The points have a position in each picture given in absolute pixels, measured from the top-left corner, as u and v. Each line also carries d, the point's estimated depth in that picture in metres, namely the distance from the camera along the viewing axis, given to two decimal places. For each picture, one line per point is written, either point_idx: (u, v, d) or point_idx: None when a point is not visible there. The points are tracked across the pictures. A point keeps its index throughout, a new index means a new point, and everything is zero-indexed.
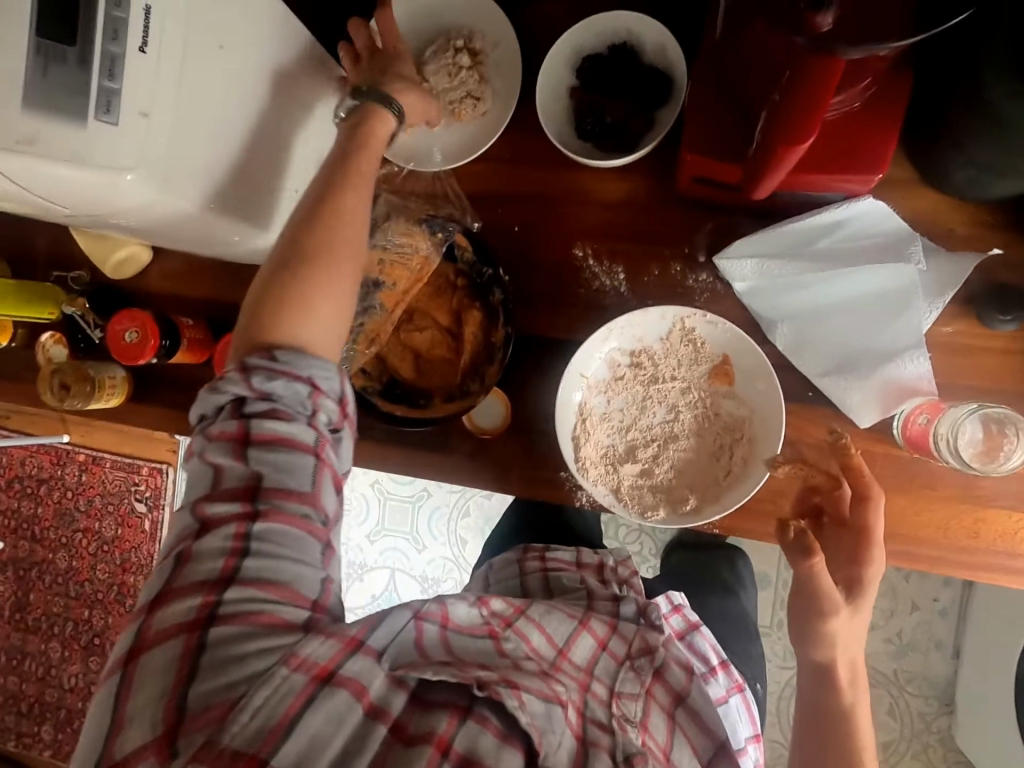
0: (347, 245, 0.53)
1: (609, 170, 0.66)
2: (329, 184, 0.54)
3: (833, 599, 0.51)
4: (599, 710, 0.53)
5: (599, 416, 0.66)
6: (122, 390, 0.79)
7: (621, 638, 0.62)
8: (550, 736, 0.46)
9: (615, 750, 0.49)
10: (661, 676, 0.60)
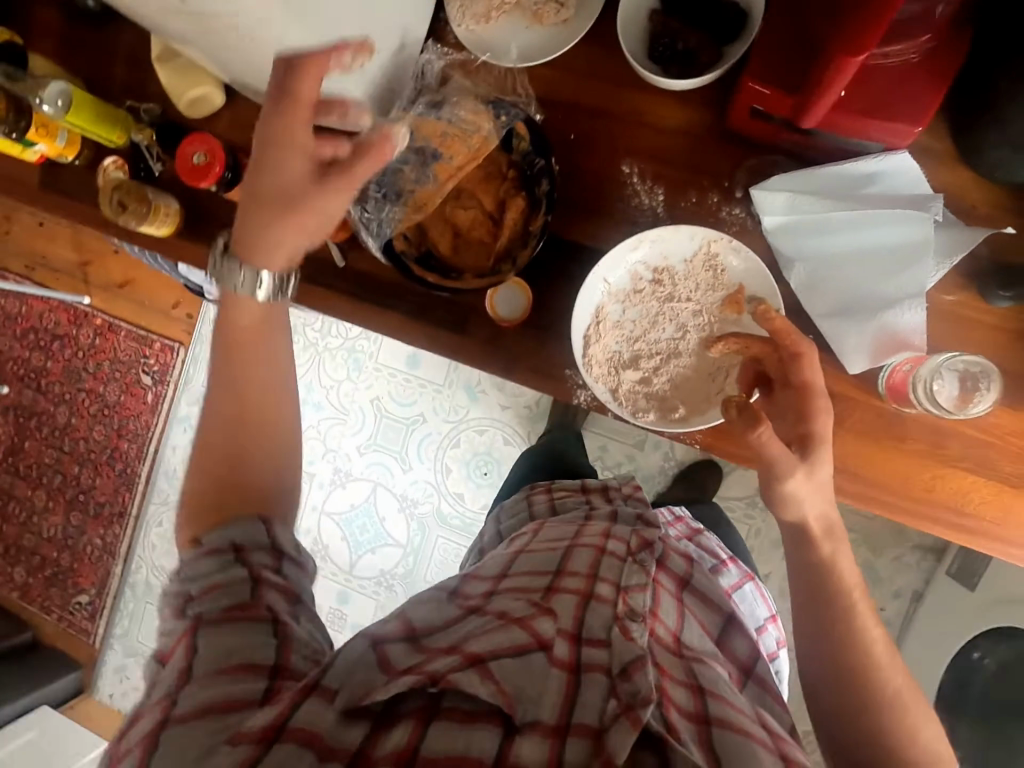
0: (258, 391, 0.62)
1: (670, 97, 0.69)
2: (228, 344, 0.62)
3: (782, 463, 0.58)
4: (598, 616, 0.52)
5: (613, 323, 0.71)
6: (173, 222, 0.84)
7: (619, 543, 0.62)
8: (526, 684, 0.46)
9: (610, 664, 0.47)
10: (663, 566, 0.68)
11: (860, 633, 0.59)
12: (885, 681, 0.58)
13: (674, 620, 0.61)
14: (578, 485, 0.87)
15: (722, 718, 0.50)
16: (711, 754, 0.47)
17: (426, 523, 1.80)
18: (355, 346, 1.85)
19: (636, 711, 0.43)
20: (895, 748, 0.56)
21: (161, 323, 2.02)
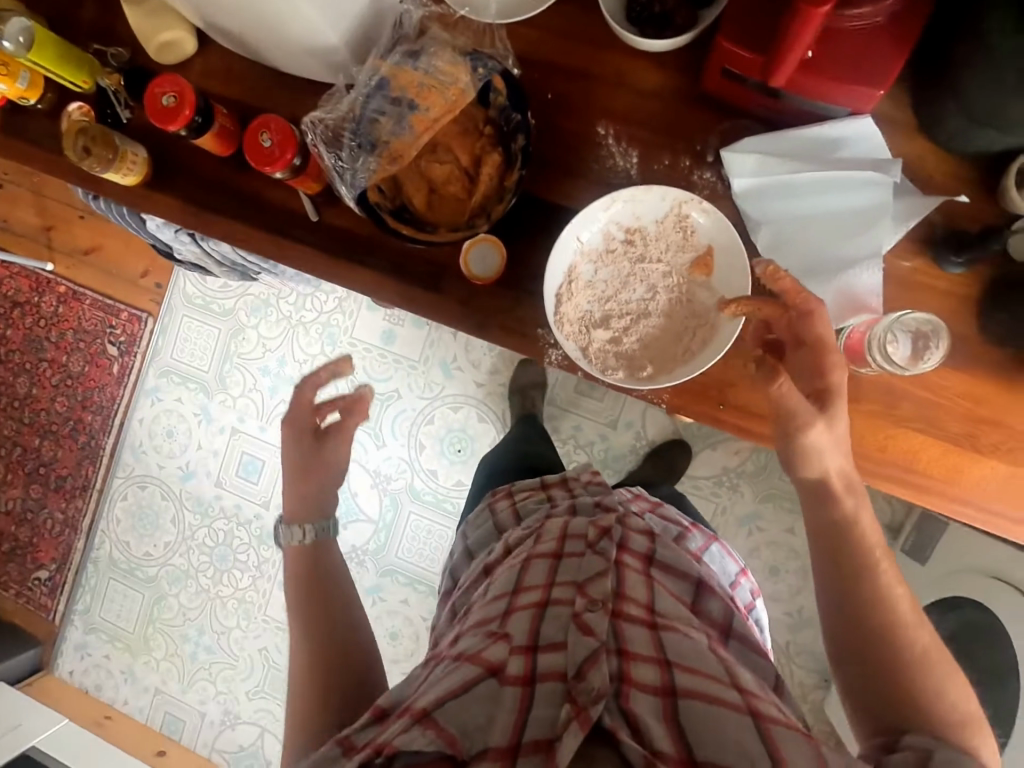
0: (320, 583, 0.82)
1: (647, 59, 0.70)
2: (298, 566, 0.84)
3: (801, 412, 0.60)
4: (550, 626, 0.58)
5: (584, 283, 0.71)
6: (141, 171, 0.81)
7: (571, 546, 0.68)
8: (483, 710, 0.52)
9: (564, 668, 0.54)
10: (626, 546, 0.68)
11: (882, 590, 0.63)
12: (904, 636, 0.61)
13: (645, 592, 0.63)
14: (537, 483, 0.98)
15: (686, 688, 0.54)
16: (676, 726, 0.52)
17: (398, 498, 1.80)
18: (330, 320, 1.84)
19: (585, 711, 0.50)
20: (915, 701, 0.59)
21: (130, 292, 1.98)
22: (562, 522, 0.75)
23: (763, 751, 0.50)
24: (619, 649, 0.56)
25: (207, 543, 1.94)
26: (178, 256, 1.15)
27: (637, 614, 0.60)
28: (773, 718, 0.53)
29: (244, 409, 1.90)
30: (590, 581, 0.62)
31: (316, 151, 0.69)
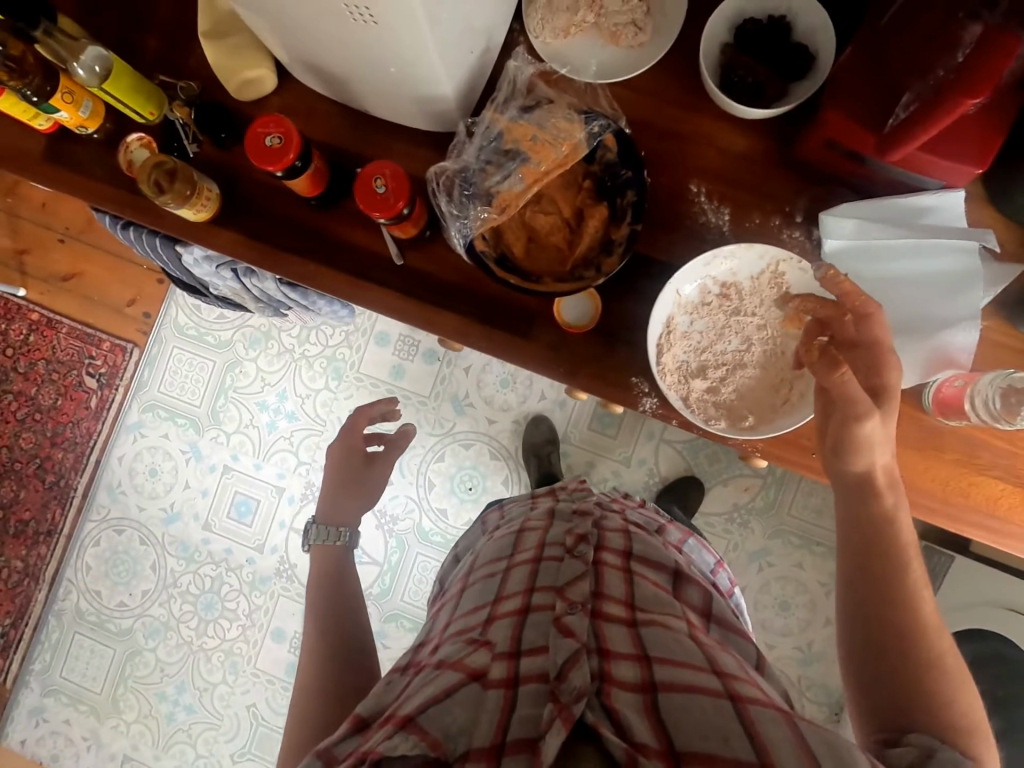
0: (345, 579, 0.95)
1: (737, 124, 0.73)
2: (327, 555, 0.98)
3: (863, 403, 0.60)
4: (531, 632, 0.60)
5: (681, 333, 0.73)
6: (213, 207, 0.79)
7: (550, 552, 0.73)
8: (464, 716, 0.52)
9: (546, 671, 0.55)
10: (604, 547, 0.73)
11: (906, 590, 0.62)
12: (920, 634, 0.60)
13: (624, 591, 0.66)
14: (528, 497, 0.96)
15: (665, 680, 0.55)
16: (659, 720, 0.51)
17: (405, 539, 1.73)
18: (336, 354, 1.78)
19: (567, 709, 0.50)
20: (926, 703, 0.57)
21: (114, 321, 1.86)
22: (540, 532, 0.79)
23: (744, 735, 0.50)
24: (599, 648, 0.57)
25: (191, 591, 1.81)
26: (212, 289, 1.10)
27: (616, 614, 0.63)
28: (752, 698, 0.54)
29: (239, 447, 1.81)
30: (569, 587, 0.65)
31: (430, 197, 0.72)
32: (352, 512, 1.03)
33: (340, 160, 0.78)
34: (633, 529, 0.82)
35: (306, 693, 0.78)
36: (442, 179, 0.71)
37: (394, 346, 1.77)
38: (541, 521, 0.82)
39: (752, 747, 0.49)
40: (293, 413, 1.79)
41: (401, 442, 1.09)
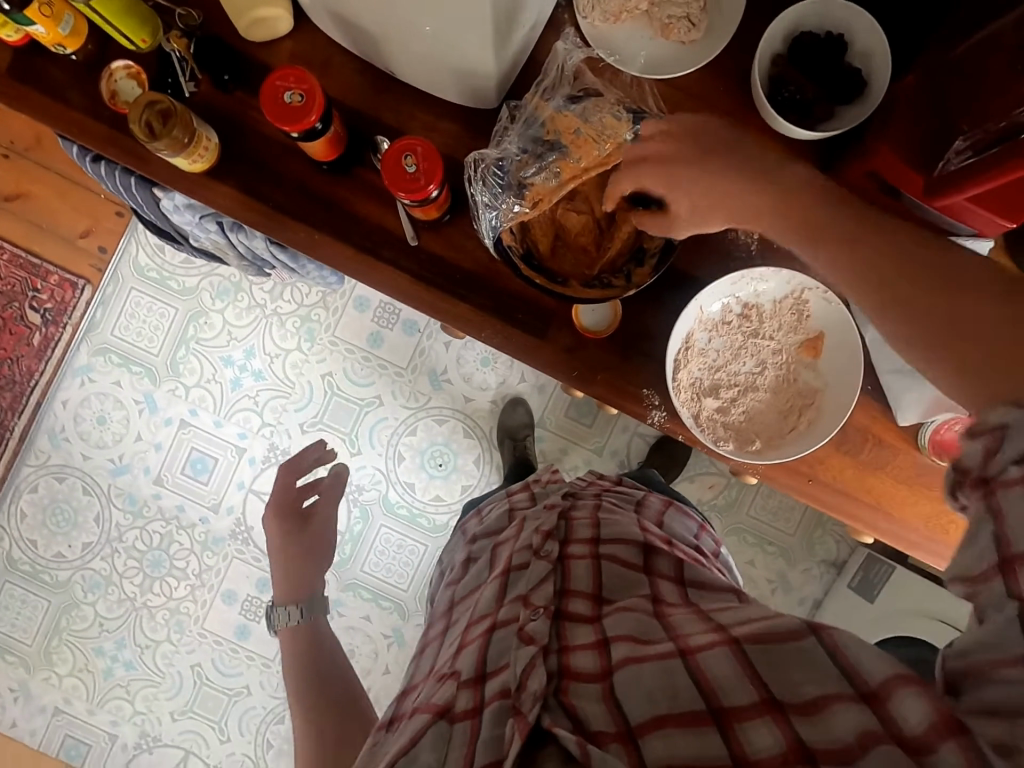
0: (321, 659, 0.90)
1: (778, 141, 0.71)
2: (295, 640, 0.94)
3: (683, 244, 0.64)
4: (495, 650, 0.57)
5: (698, 350, 0.72)
6: (211, 158, 0.71)
7: (519, 557, 0.66)
8: (432, 759, 0.50)
9: (507, 685, 0.53)
10: (571, 539, 0.68)
11: (931, 254, 0.51)
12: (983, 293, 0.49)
13: (591, 578, 0.64)
14: (503, 493, 0.90)
15: (623, 660, 0.54)
16: (616, 707, 0.51)
17: (370, 510, 1.70)
18: (310, 314, 1.70)
19: (524, 718, 0.49)
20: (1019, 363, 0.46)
21: (65, 253, 1.70)
22: (509, 534, 0.74)
23: (692, 685, 0.50)
24: (559, 647, 0.57)
25: (136, 547, 1.72)
26: (191, 239, 1.01)
27: (581, 609, 0.61)
28: (699, 645, 0.53)
29: (198, 402, 1.71)
30: (534, 590, 0.62)
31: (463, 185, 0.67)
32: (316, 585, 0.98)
33: (359, 125, 0.71)
34: (606, 503, 0.78)
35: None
36: (477, 166, 0.66)
37: (373, 313, 1.70)
38: (513, 526, 0.77)
39: (697, 691, 0.50)
40: (260, 372, 1.70)
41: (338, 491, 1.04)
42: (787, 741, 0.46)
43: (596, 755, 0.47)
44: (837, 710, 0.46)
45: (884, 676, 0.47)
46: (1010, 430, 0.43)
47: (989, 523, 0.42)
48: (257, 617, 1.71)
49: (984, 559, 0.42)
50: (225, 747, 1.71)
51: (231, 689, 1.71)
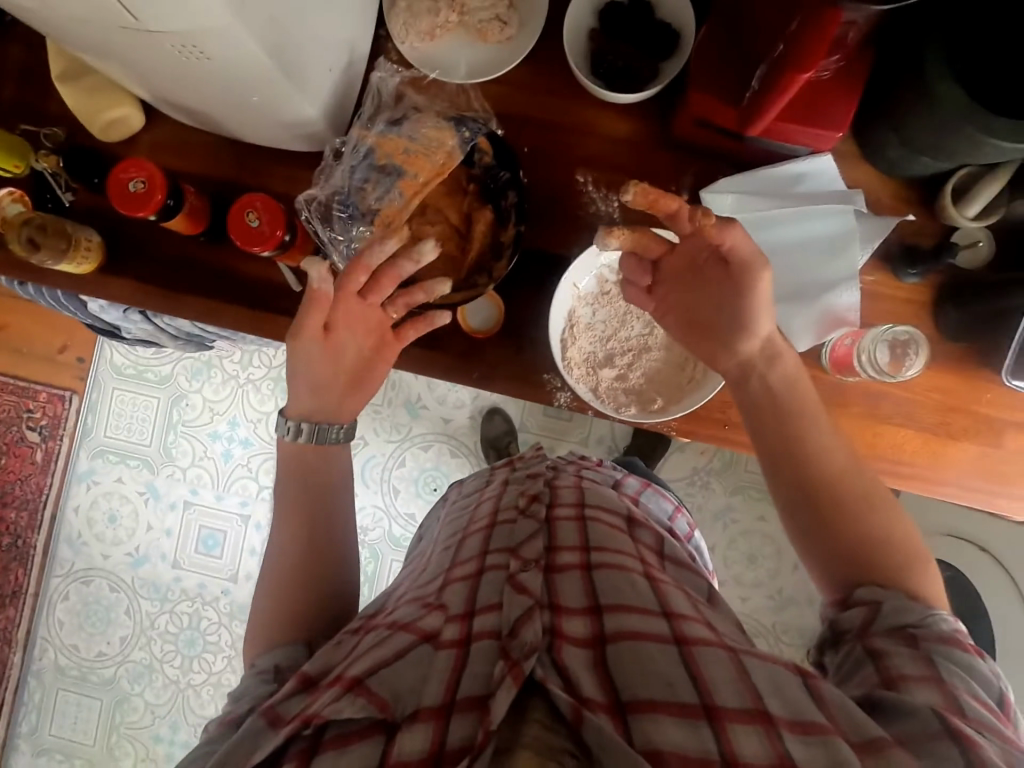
0: (323, 522, 0.70)
1: (614, 109, 0.74)
2: (295, 478, 0.70)
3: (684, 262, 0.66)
4: (484, 590, 0.59)
5: (585, 325, 0.74)
6: (96, 257, 0.76)
7: (505, 518, 0.70)
8: (414, 675, 0.52)
9: (498, 628, 0.54)
10: (557, 504, 0.71)
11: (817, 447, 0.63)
12: (848, 485, 0.61)
13: (577, 535, 0.66)
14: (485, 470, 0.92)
15: (616, 631, 0.55)
16: (606, 672, 0.52)
17: (379, 549, 1.73)
18: (281, 374, 1.76)
19: (518, 665, 0.50)
20: (875, 554, 0.59)
21: (48, 371, 1.80)
22: (493, 501, 0.77)
23: (688, 680, 0.50)
24: (551, 605, 0.57)
25: (169, 632, 1.78)
26: (126, 332, 1.07)
27: (570, 560, 0.62)
28: (698, 641, 0.54)
29: (197, 481, 1.78)
30: (522, 545, 0.64)
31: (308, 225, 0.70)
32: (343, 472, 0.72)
33: (224, 194, 0.76)
34: (589, 481, 0.81)
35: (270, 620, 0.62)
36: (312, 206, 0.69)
37: None
38: (493, 488, 0.81)
39: (695, 691, 0.50)
40: (247, 440, 1.76)
41: (375, 340, 0.70)
42: (777, 752, 0.46)
43: (592, 724, 0.47)
44: (829, 740, 0.46)
45: (871, 735, 0.46)
46: (882, 608, 0.55)
47: (870, 661, 0.52)
48: None
49: (868, 684, 0.52)
50: None
51: None
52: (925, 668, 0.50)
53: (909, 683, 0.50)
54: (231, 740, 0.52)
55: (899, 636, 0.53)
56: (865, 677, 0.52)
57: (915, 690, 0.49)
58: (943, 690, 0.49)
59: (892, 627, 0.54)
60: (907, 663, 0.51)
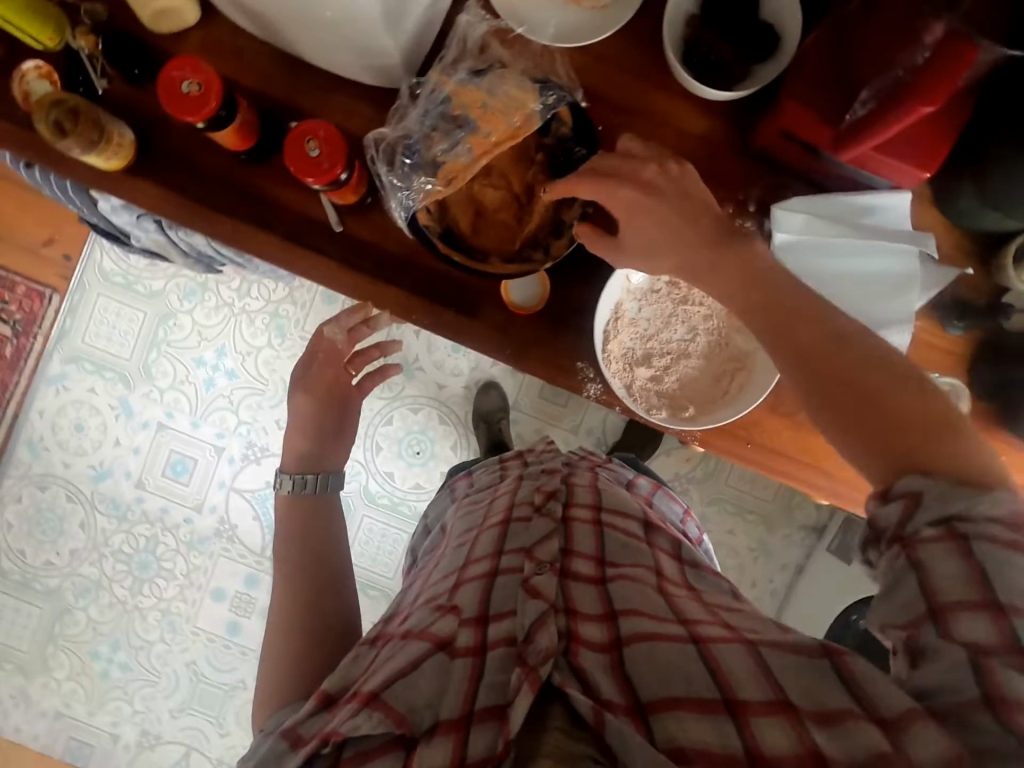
0: (320, 562, 0.77)
1: (697, 104, 0.71)
2: (293, 535, 0.79)
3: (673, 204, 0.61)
4: (499, 594, 0.61)
5: (629, 321, 0.72)
6: (128, 153, 0.71)
7: (519, 515, 0.71)
8: (430, 687, 0.53)
9: (513, 634, 0.56)
10: (572, 504, 0.73)
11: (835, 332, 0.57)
12: (878, 369, 0.56)
13: (594, 542, 0.67)
14: (496, 461, 0.92)
15: (630, 634, 0.57)
16: (623, 675, 0.54)
17: (351, 502, 1.71)
18: (279, 310, 1.69)
19: (534, 672, 0.52)
20: (915, 431, 0.53)
21: (30, 264, 1.70)
22: (507, 492, 0.78)
23: (705, 673, 0.53)
24: (566, 608, 0.58)
25: (123, 551, 1.74)
26: (134, 239, 1.01)
27: (586, 570, 0.64)
28: (714, 639, 0.56)
29: (174, 404, 1.71)
30: (538, 545, 0.65)
31: (370, 165, 0.67)
32: (335, 515, 0.82)
33: (275, 114, 0.71)
34: (604, 480, 0.82)
35: (281, 676, 0.66)
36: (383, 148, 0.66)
37: (341, 305, 1.70)
38: (508, 483, 0.81)
39: (714, 685, 0.52)
40: (233, 371, 1.70)
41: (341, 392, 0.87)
42: (804, 743, 0.49)
43: (612, 725, 0.49)
44: (857, 728, 0.49)
45: (902, 708, 0.48)
46: (924, 496, 0.50)
47: (914, 574, 0.50)
48: (248, 613, 1.74)
49: (909, 608, 0.50)
50: (224, 741, 1.74)
51: (227, 683, 1.74)
52: (969, 572, 0.48)
53: (954, 614, 0.48)
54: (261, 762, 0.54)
55: (942, 532, 0.49)
56: (909, 602, 0.50)
57: (962, 624, 0.47)
58: (994, 617, 0.47)
59: (937, 515, 0.50)
60: (950, 570, 0.48)
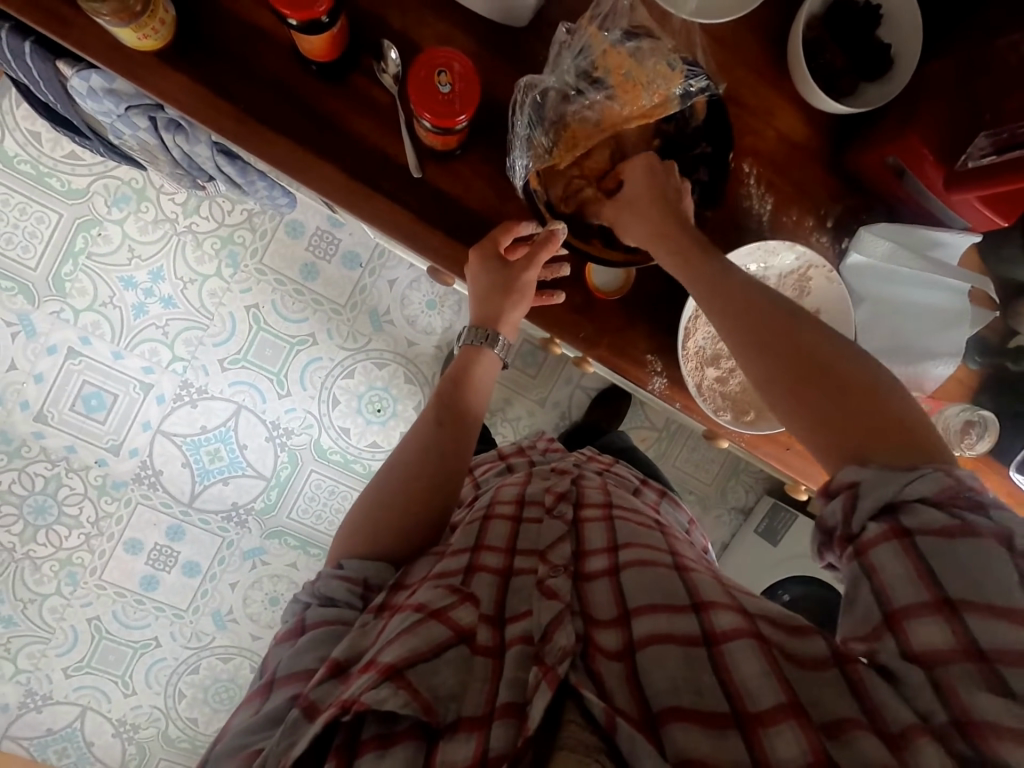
0: (460, 443, 0.69)
1: (800, 109, 0.70)
2: (443, 392, 0.71)
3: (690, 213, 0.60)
4: (514, 596, 0.55)
5: (706, 318, 0.71)
6: (166, 34, 0.57)
7: (531, 512, 0.64)
8: (453, 679, 0.48)
9: (529, 633, 0.51)
10: (583, 504, 0.66)
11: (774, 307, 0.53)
12: (823, 339, 0.52)
13: (606, 536, 0.61)
14: (494, 455, 0.87)
15: (646, 637, 0.50)
16: (638, 683, 0.48)
17: (299, 455, 1.44)
18: (232, 235, 1.36)
19: (552, 670, 0.47)
20: (855, 416, 0.49)
21: None
22: (513, 482, 0.71)
23: (718, 687, 0.48)
24: (582, 610, 0.53)
25: (11, 491, 1.39)
26: (108, 132, 0.81)
27: (598, 566, 0.57)
28: (727, 634, 0.50)
29: (92, 328, 1.37)
30: (551, 548, 0.59)
31: (512, 109, 0.61)
32: (488, 378, 0.73)
33: (359, 27, 0.61)
34: (611, 484, 0.76)
35: (372, 525, 0.63)
36: (526, 92, 0.60)
37: (309, 239, 1.37)
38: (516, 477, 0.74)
39: (725, 697, 0.47)
40: (169, 299, 1.37)
41: (504, 288, 0.66)
42: (813, 750, 0.43)
43: (624, 729, 0.44)
44: (859, 739, 0.43)
45: (921, 717, 0.42)
46: (862, 489, 0.46)
47: (867, 581, 0.46)
48: (168, 568, 1.45)
49: (869, 616, 0.46)
50: (130, 700, 1.48)
51: (137, 641, 1.46)
52: (915, 570, 0.44)
53: (909, 620, 0.44)
54: (266, 733, 0.48)
55: (886, 529, 0.45)
56: (863, 611, 0.46)
57: (915, 629, 0.43)
58: (948, 619, 0.42)
59: (881, 507, 0.46)
60: (897, 569, 0.44)
